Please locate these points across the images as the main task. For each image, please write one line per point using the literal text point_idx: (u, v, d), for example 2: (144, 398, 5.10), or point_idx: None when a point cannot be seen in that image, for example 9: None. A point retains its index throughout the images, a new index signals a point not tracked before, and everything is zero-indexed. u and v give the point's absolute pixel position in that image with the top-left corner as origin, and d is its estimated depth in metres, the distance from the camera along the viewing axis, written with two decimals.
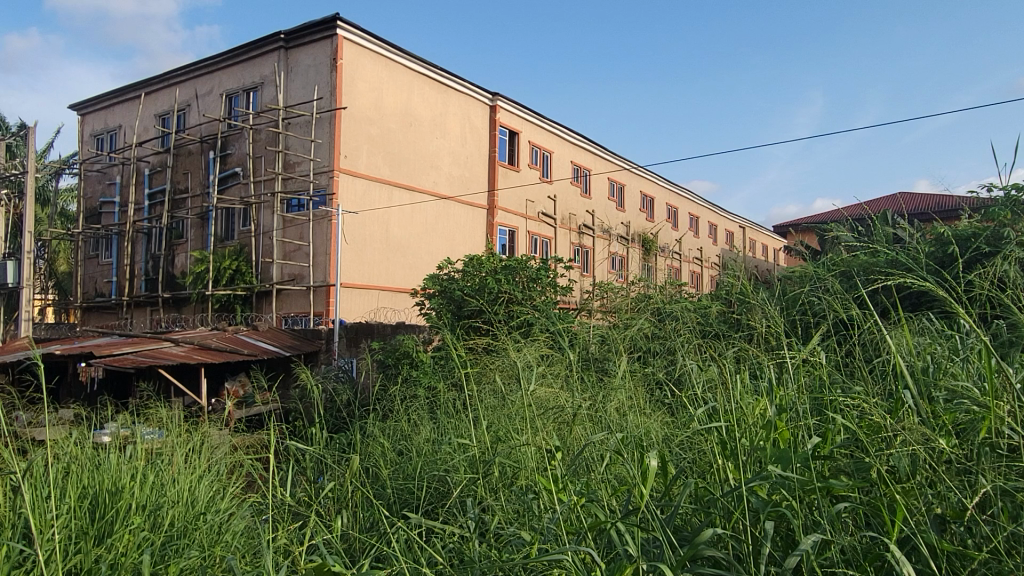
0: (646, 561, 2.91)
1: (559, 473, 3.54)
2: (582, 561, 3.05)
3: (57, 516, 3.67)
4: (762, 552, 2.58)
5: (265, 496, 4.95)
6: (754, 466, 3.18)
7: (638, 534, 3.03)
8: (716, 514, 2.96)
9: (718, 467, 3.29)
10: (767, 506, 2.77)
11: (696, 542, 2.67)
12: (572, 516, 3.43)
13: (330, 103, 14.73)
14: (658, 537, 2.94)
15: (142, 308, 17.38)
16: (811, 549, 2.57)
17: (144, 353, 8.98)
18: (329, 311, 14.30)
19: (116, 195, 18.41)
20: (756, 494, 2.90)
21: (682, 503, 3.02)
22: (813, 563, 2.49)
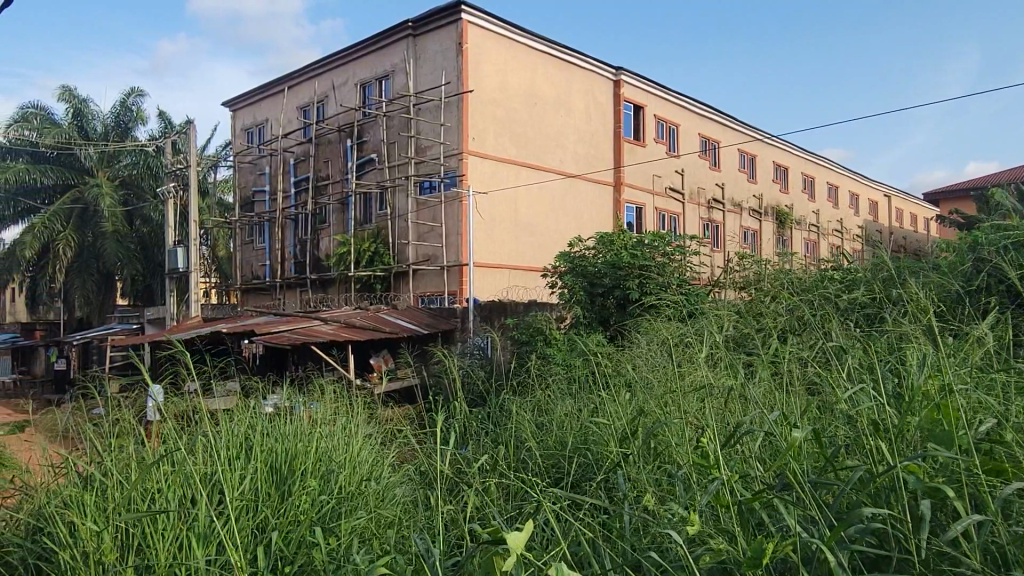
0: (801, 536, 2.84)
1: (713, 446, 3.53)
2: (739, 533, 3.03)
3: (246, 479, 4.02)
4: (920, 529, 2.43)
5: (424, 465, 5.24)
6: (913, 447, 3.00)
7: (794, 512, 2.96)
8: (871, 495, 2.82)
9: (875, 449, 3.12)
10: (924, 485, 2.60)
11: (858, 524, 2.55)
12: (729, 485, 3.41)
13: (457, 87, 15.03)
14: (814, 515, 2.85)
15: (293, 289, 18.64)
16: (976, 531, 2.38)
17: (299, 331, 9.64)
18: (463, 290, 14.76)
19: (265, 184, 19.75)
20: (912, 476, 2.72)
21: (833, 481, 2.91)
22: (977, 546, 2.30)
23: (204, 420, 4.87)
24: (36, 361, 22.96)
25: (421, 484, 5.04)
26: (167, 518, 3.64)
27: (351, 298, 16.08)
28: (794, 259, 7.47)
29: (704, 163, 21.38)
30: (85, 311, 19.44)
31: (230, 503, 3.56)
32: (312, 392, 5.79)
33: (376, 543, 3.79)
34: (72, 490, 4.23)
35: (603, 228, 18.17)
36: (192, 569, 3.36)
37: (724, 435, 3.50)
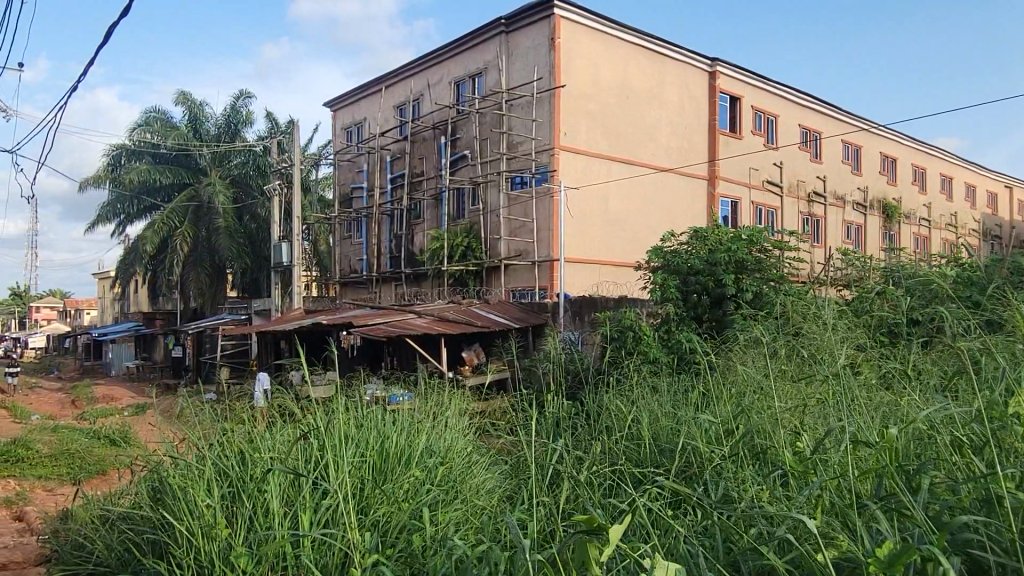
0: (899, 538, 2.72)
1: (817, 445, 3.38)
2: (835, 530, 2.94)
3: (350, 466, 4.15)
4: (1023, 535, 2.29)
5: (520, 458, 5.31)
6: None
7: (893, 514, 2.85)
8: (972, 500, 2.67)
9: (985, 456, 2.95)
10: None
11: (957, 529, 2.43)
12: (835, 486, 3.27)
13: (550, 82, 15.06)
14: (910, 517, 2.73)
15: (388, 283, 19.22)
16: None
17: (394, 324, 9.93)
18: (554, 285, 14.79)
19: (364, 180, 20.41)
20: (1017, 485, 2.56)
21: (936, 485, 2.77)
22: None
23: (312, 408, 5.10)
24: (156, 348, 24.65)
25: (515, 477, 5.09)
26: (275, 499, 3.80)
27: (444, 292, 16.40)
28: (903, 255, 7.09)
29: (804, 155, 20.56)
30: (199, 302, 20.68)
31: (334, 490, 3.68)
32: (409, 382, 5.96)
33: (473, 534, 3.85)
34: (191, 469, 4.51)
35: (696, 223, 17.77)
36: (301, 551, 3.50)
37: (834, 435, 3.34)
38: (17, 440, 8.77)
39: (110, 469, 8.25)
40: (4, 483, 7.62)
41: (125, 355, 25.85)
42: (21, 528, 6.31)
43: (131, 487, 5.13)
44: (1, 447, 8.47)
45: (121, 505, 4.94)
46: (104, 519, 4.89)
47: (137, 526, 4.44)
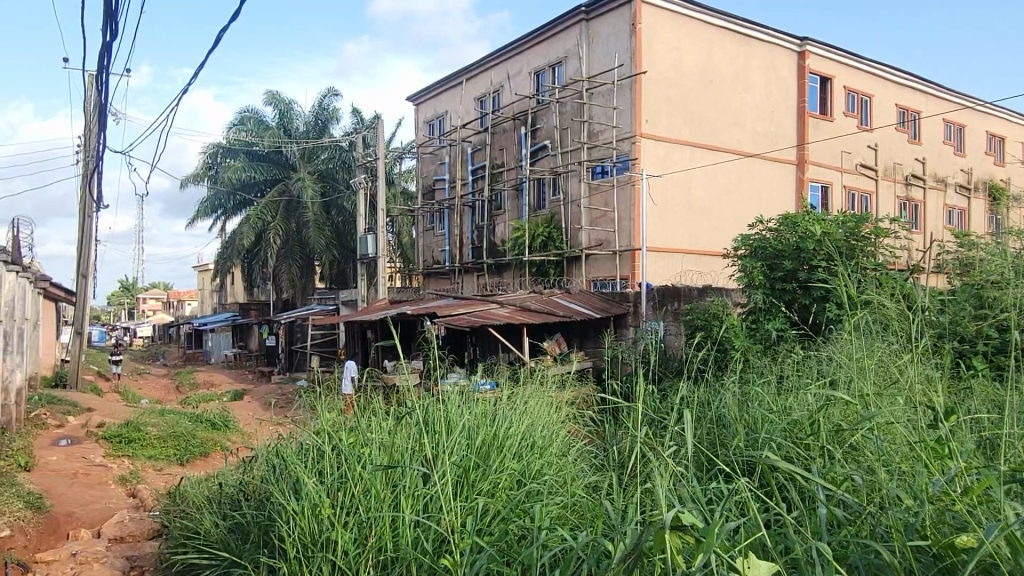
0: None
1: (936, 437, 3.20)
2: (956, 523, 2.77)
3: (445, 450, 4.25)
4: None
5: (608, 449, 5.29)
6: None
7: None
8: None
9: None
10: None
11: None
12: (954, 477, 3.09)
13: (631, 69, 14.84)
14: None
15: (471, 273, 19.51)
16: None
17: (477, 314, 10.06)
18: (635, 275, 14.63)
19: (446, 173, 20.70)
20: None
21: None
22: None
23: (403, 397, 5.24)
24: (251, 337, 25.85)
25: (604, 466, 5.09)
26: (375, 486, 3.93)
27: (525, 283, 16.48)
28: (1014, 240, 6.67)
29: (902, 136, 19.55)
30: (291, 293, 21.53)
31: (430, 476, 3.80)
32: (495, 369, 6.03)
33: (565, 522, 3.89)
34: (291, 453, 4.73)
35: (785, 209, 17.18)
36: (400, 534, 3.63)
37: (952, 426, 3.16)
38: (131, 423, 9.35)
39: (212, 452, 8.74)
40: (120, 462, 8.17)
41: (223, 344, 27.24)
42: (137, 503, 6.78)
43: (235, 468, 5.42)
44: (116, 429, 9.09)
45: (227, 485, 5.24)
46: (212, 497, 5.19)
47: (243, 505, 4.69)
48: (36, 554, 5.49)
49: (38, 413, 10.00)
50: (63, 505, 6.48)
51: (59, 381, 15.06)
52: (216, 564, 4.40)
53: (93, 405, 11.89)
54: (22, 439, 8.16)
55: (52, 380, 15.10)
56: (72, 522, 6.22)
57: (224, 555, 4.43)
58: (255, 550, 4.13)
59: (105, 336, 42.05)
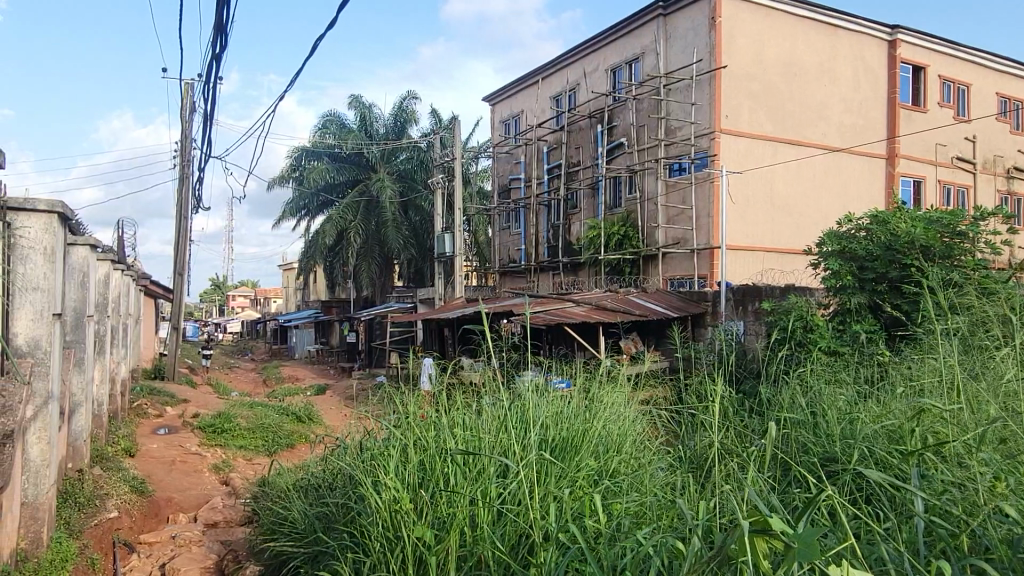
0: None
1: None
2: None
3: (523, 447, 4.27)
4: None
5: (683, 452, 5.23)
6: None
7: None
8: None
9: None
10: None
11: None
12: None
13: (710, 64, 14.54)
14: None
15: (546, 272, 19.53)
16: None
17: (552, 312, 10.09)
18: (714, 274, 14.33)
19: (522, 172, 20.81)
20: None
21: None
22: None
23: (485, 393, 5.30)
24: (333, 333, 26.67)
25: (681, 468, 5.00)
26: (455, 484, 3.99)
27: (600, 281, 16.37)
28: None
29: (1002, 127, 18.44)
30: (370, 291, 22.10)
31: (509, 473, 3.82)
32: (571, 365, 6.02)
33: (644, 521, 3.83)
34: (374, 447, 4.85)
35: (873, 206, 16.46)
36: (481, 529, 3.67)
37: None
38: (223, 414, 9.81)
39: (298, 443, 9.10)
40: (213, 451, 8.60)
41: (306, 339, 28.19)
42: (230, 490, 7.12)
43: (321, 459, 5.61)
44: (209, 420, 9.55)
45: (315, 476, 5.44)
46: (301, 487, 5.39)
47: (329, 497, 4.84)
48: (140, 535, 5.84)
49: (140, 403, 10.62)
50: (164, 490, 6.86)
51: (157, 373, 15.95)
52: (304, 553, 4.56)
53: (189, 397, 12.54)
54: (126, 427, 8.68)
55: (152, 372, 16.00)
56: (172, 506, 6.59)
57: (310, 545, 4.57)
58: (341, 541, 4.25)
59: (197, 329, 44.32)
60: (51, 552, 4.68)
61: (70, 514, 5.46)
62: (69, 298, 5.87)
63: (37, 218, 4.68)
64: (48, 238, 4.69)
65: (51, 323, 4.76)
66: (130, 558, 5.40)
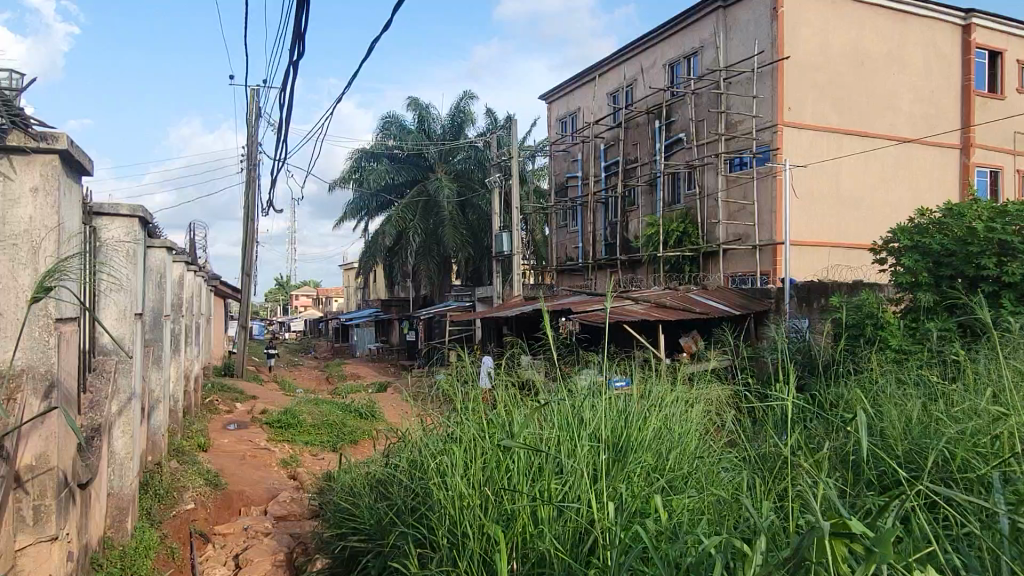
0: None
1: None
2: None
3: (584, 445, 4.24)
4: None
5: (747, 451, 5.12)
6: None
7: None
8: None
9: None
10: None
11: None
12: None
13: (772, 55, 14.20)
14: None
15: (604, 270, 19.41)
16: None
17: (611, 310, 10.05)
18: (777, 270, 14.00)
19: (579, 169, 20.75)
20: None
21: None
22: None
23: (549, 390, 5.32)
24: (393, 332, 27.13)
25: (747, 468, 4.87)
26: (516, 482, 3.99)
27: (660, 279, 16.19)
28: None
29: None
30: (429, 289, 22.39)
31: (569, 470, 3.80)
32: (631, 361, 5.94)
33: (710, 520, 3.74)
34: (438, 443, 4.91)
35: (947, 198, 15.81)
36: (542, 526, 3.66)
37: None
38: (290, 410, 10.10)
39: (361, 439, 9.30)
40: (281, 446, 8.86)
41: (367, 338, 28.75)
42: (298, 485, 7.33)
43: (387, 454, 5.72)
44: (277, 416, 9.85)
45: (381, 470, 5.54)
46: (367, 482, 5.50)
47: (395, 491, 4.92)
48: (215, 526, 6.07)
49: (212, 399, 11.03)
50: (236, 483, 7.11)
51: (228, 370, 16.53)
52: (371, 547, 4.64)
53: (257, 393, 12.95)
54: (199, 423, 9.01)
55: (222, 369, 16.59)
56: (244, 499, 6.80)
57: (377, 538, 4.67)
58: (406, 535, 4.31)
59: (264, 328, 45.81)
60: (135, 540, 4.90)
61: (151, 504, 5.72)
62: (149, 298, 6.15)
63: (119, 221, 4.92)
64: (130, 240, 4.93)
65: (133, 322, 5.00)
66: (206, 548, 5.64)
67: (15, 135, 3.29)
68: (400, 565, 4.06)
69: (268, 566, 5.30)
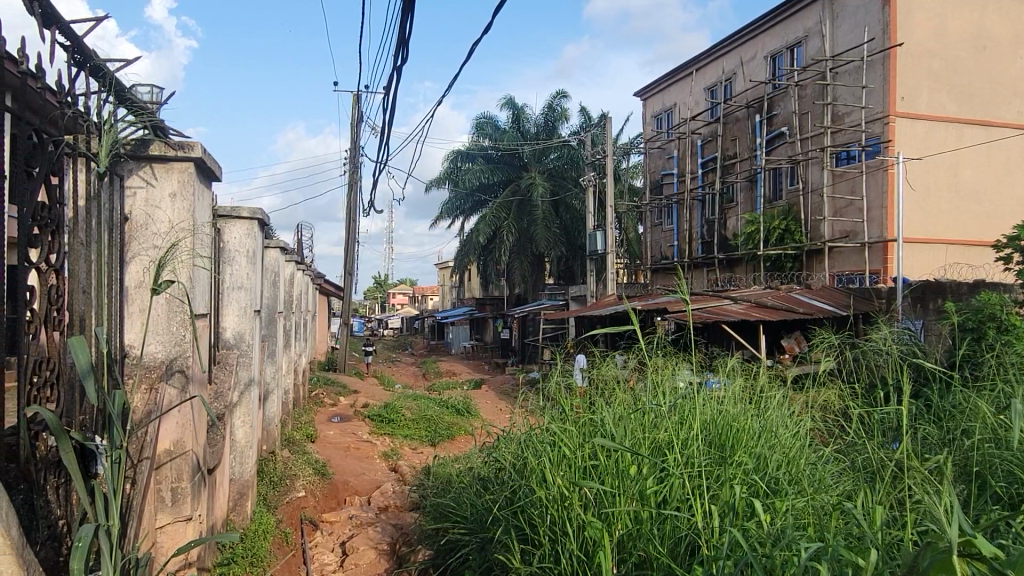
0: None
1: None
2: None
3: (686, 444, 4.13)
4: None
5: (856, 456, 4.87)
6: None
7: None
8: None
9: None
10: None
11: None
12: None
13: (883, 42, 13.50)
14: None
15: (700, 269, 19.01)
16: None
17: (708, 310, 9.89)
18: (888, 269, 13.30)
19: (675, 166, 20.42)
20: None
21: None
22: None
23: (651, 387, 5.29)
24: (487, 330, 27.55)
25: (856, 475, 4.60)
26: (613, 481, 3.94)
27: (760, 278, 15.69)
28: None
29: None
30: (522, 288, 22.60)
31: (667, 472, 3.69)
32: (728, 357, 5.76)
33: (821, 527, 3.54)
34: (536, 439, 4.92)
35: None
36: (642, 524, 3.60)
37: None
38: (391, 405, 10.45)
39: (458, 435, 9.53)
40: (381, 439, 9.19)
41: (462, 336, 29.28)
42: (399, 476, 7.59)
43: (485, 448, 5.81)
44: (378, 410, 10.21)
45: (481, 463, 5.67)
46: (467, 477, 5.61)
47: (495, 486, 5.01)
48: (323, 514, 6.35)
49: (318, 393, 11.55)
50: (342, 473, 7.41)
51: (331, 365, 17.24)
52: (473, 540, 4.73)
53: (359, 388, 13.46)
54: (307, 415, 9.45)
55: (327, 364, 17.35)
56: (350, 488, 7.09)
57: (476, 532, 4.77)
58: (507, 529, 4.39)
59: (363, 325, 47.54)
60: (254, 523, 5.19)
61: (267, 491, 6.05)
62: (267, 295, 6.52)
63: (240, 224, 5.21)
64: (249, 241, 5.21)
65: (252, 318, 5.31)
66: (315, 534, 5.95)
67: (157, 145, 3.57)
68: (503, 558, 4.13)
69: (373, 555, 5.49)
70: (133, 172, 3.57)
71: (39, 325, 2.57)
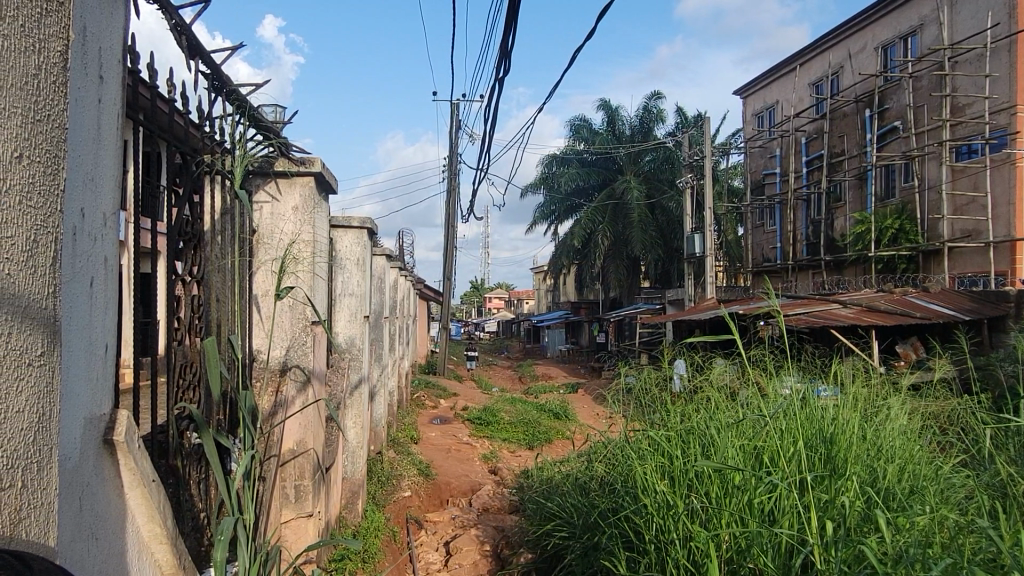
0: None
1: None
2: None
3: (793, 453, 3.96)
4: None
5: (983, 470, 4.54)
6: None
7: None
8: None
9: None
10: None
11: None
12: None
13: (1009, 27, 12.59)
14: None
15: (806, 272, 18.31)
16: None
17: (816, 313, 9.53)
18: (1016, 270, 12.40)
19: (778, 165, 19.77)
20: None
21: None
22: None
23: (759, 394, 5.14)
24: (583, 334, 27.47)
25: (983, 490, 4.27)
26: (718, 493, 3.83)
27: (871, 280, 14.92)
28: None
29: None
30: (618, 291, 22.42)
31: (774, 484, 3.55)
32: (837, 363, 5.50)
33: (947, 542, 3.30)
34: (635, 446, 4.85)
35: None
36: (748, 534, 3.47)
37: None
38: (490, 408, 10.62)
39: (556, 439, 9.56)
40: (481, 442, 9.33)
41: (558, 339, 29.30)
42: (499, 479, 7.71)
43: (585, 453, 5.80)
44: (477, 413, 10.38)
45: (583, 467, 5.67)
46: (568, 481, 5.64)
47: (596, 491, 4.98)
48: (427, 514, 6.54)
49: (420, 395, 11.87)
50: (444, 474, 7.58)
51: (432, 368, 17.65)
52: (578, 543, 4.72)
53: (460, 391, 13.73)
54: (410, 416, 9.73)
55: (427, 366, 17.79)
56: (452, 489, 7.25)
57: (580, 536, 4.77)
58: (612, 537, 4.36)
59: (460, 330, 48.51)
60: (364, 520, 5.40)
61: (375, 489, 6.29)
62: (375, 300, 6.77)
63: (351, 232, 5.37)
64: (358, 249, 5.39)
65: (362, 323, 5.53)
66: (421, 533, 6.12)
67: (282, 162, 3.80)
68: (608, 565, 4.10)
69: (476, 555, 5.60)
70: (260, 187, 3.81)
71: (185, 331, 2.80)
